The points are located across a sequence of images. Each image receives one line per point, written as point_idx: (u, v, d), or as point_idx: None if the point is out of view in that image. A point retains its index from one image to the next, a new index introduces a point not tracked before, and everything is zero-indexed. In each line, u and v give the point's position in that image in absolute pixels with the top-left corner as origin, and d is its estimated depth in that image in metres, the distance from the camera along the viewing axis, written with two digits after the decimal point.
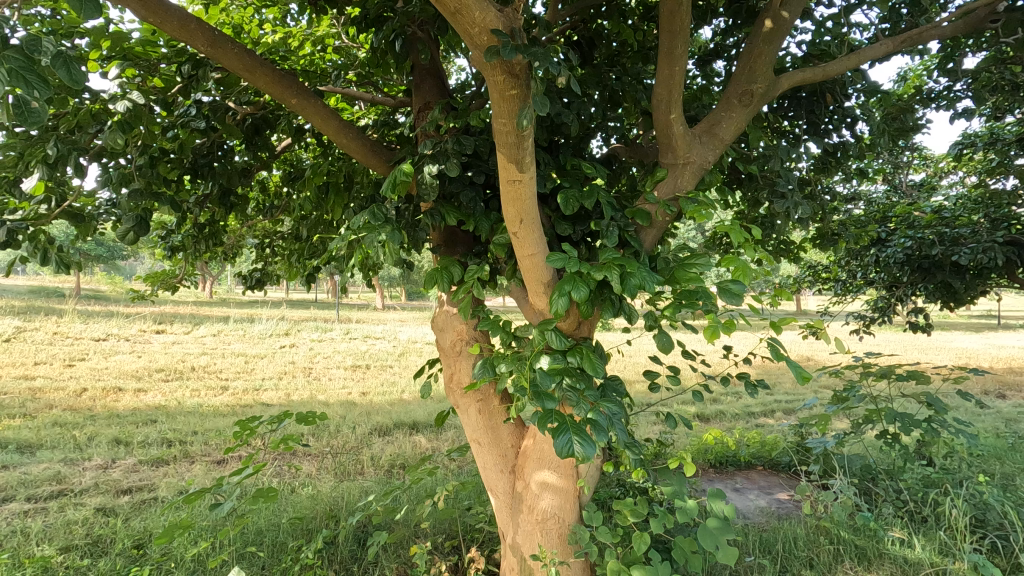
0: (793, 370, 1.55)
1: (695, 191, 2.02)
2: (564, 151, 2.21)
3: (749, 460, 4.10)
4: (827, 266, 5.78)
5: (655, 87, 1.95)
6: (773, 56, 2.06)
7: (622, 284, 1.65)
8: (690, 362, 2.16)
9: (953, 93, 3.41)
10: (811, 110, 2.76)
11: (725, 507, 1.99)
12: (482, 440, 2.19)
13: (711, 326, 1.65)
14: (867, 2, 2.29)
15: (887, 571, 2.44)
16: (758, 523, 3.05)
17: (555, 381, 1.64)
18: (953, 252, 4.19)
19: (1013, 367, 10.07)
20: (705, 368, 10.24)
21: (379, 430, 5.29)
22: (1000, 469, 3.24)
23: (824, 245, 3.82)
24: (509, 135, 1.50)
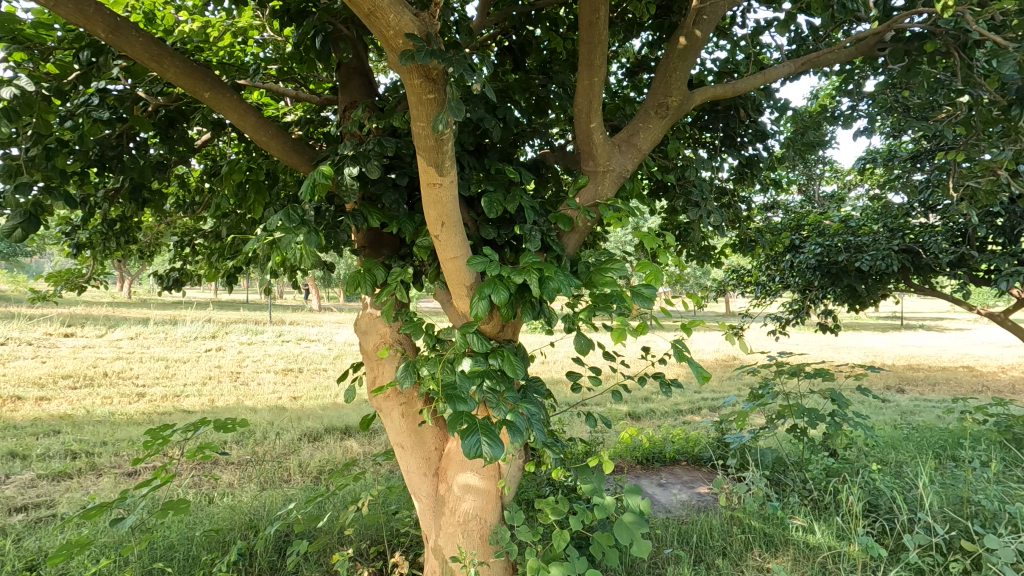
0: (695, 369, 1.62)
1: (615, 198, 2.09)
2: (490, 156, 2.24)
3: (673, 456, 4.27)
4: (749, 270, 6.12)
5: (576, 96, 2.01)
6: (687, 71, 2.16)
7: (541, 287, 1.68)
8: (610, 363, 2.23)
9: (856, 112, 3.71)
10: (728, 123, 2.94)
11: (641, 503, 2.07)
12: (405, 443, 2.18)
13: (619, 328, 1.73)
14: (773, 25, 2.45)
15: (791, 556, 2.62)
16: (678, 516, 3.19)
17: (475, 384, 1.66)
18: (857, 259, 4.55)
19: (913, 365, 10.98)
20: (626, 368, 10.96)
21: (308, 435, 5.12)
22: (892, 457, 3.55)
23: (743, 250, 4.04)
24: (428, 139, 1.52)
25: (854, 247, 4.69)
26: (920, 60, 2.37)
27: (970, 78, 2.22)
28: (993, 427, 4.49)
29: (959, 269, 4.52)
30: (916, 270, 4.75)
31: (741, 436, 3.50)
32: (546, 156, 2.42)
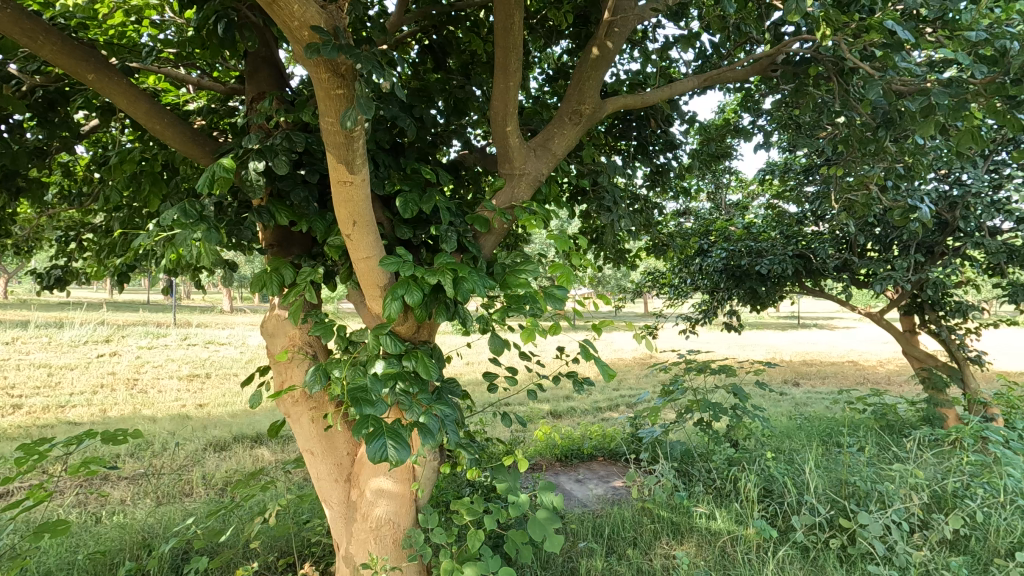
0: (601, 367, 1.68)
1: (531, 201, 2.14)
2: (407, 155, 2.21)
3: (591, 453, 4.41)
4: (663, 272, 6.43)
5: (492, 98, 2.03)
6: (599, 80, 2.24)
7: (455, 288, 1.69)
8: (526, 363, 2.27)
9: (757, 127, 4.00)
10: (641, 132, 3.07)
11: (554, 499, 2.12)
12: (315, 449, 2.11)
13: (528, 329, 1.79)
14: (681, 41, 2.59)
15: (695, 542, 2.78)
16: (593, 510, 3.30)
17: (386, 386, 1.63)
18: (757, 263, 4.92)
19: (808, 360, 11.97)
20: (541, 368, 11.21)
21: (214, 444, 4.81)
22: (785, 446, 3.87)
23: (656, 254, 4.25)
24: (337, 135, 1.48)
25: (755, 252, 5.05)
26: (806, 83, 2.60)
27: (847, 102, 2.47)
28: (869, 415, 5.01)
29: (844, 273, 4.99)
30: (808, 274, 5.19)
31: (653, 431, 3.67)
32: (465, 157, 2.43)
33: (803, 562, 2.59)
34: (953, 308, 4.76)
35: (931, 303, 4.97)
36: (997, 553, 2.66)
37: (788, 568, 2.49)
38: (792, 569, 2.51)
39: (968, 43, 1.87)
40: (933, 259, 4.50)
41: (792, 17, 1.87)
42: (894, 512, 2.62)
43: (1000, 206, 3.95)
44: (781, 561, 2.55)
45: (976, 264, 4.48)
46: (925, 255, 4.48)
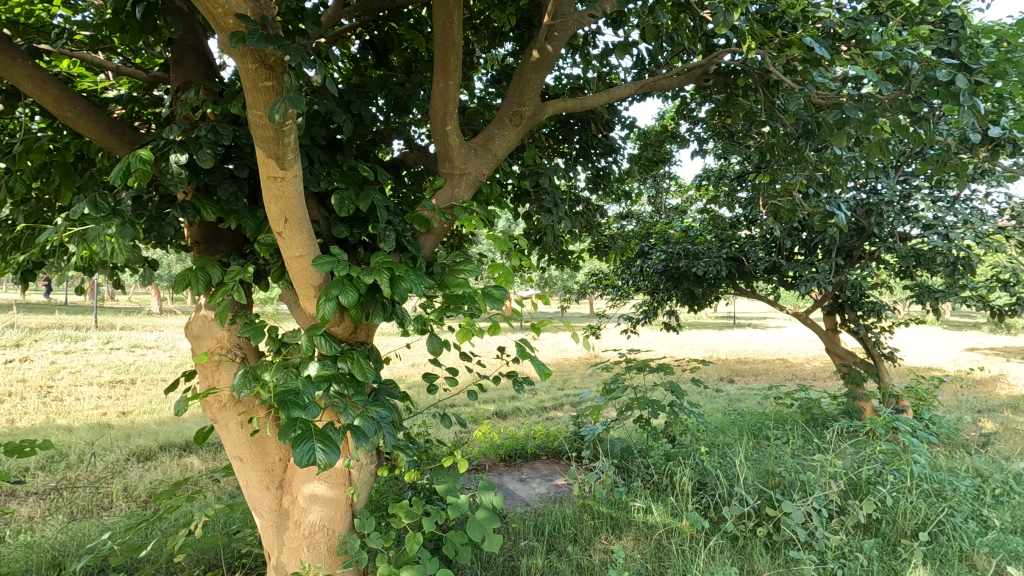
0: (537, 366, 1.70)
1: (471, 201, 2.14)
2: (345, 152, 2.16)
3: (534, 452, 4.45)
4: (606, 274, 6.57)
5: (431, 97, 2.02)
6: (540, 83, 2.26)
7: (392, 287, 1.65)
8: (467, 363, 2.26)
9: (694, 134, 4.15)
10: (582, 136, 3.13)
11: (494, 498, 2.13)
12: (245, 456, 2.02)
13: (465, 328, 1.78)
14: (621, 48, 2.65)
15: (632, 536, 2.86)
16: (535, 508, 3.34)
17: (320, 389, 1.59)
18: (694, 265, 5.11)
19: (742, 358, 12.55)
20: (482, 368, 11.52)
21: (138, 454, 4.52)
22: (718, 440, 4.03)
23: (598, 255, 4.33)
24: (267, 128, 1.43)
25: (692, 254, 5.25)
26: (736, 93, 2.73)
27: (772, 113, 2.61)
28: (795, 410, 5.31)
29: (773, 275, 5.26)
30: (741, 276, 5.44)
31: (595, 429, 3.73)
32: (406, 156, 2.39)
33: (732, 550, 2.71)
34: (869, 308, 5.11)
35: (850, 304, 5.31)
36: (904, 534, 2.88)
37: (718, 557, 2.61)
38: (723, 558, 2.62)
39: (876, 62, 2.01)
40: (852, 262, 4.81)
41: (720, 30, 2.01)
42: (814, 500, 2.79)
43: (910, 214, 4.27)
44: (712, 551, 2.66)
45: (889, 267, 4.83)
46: (845, 258, 4.79)
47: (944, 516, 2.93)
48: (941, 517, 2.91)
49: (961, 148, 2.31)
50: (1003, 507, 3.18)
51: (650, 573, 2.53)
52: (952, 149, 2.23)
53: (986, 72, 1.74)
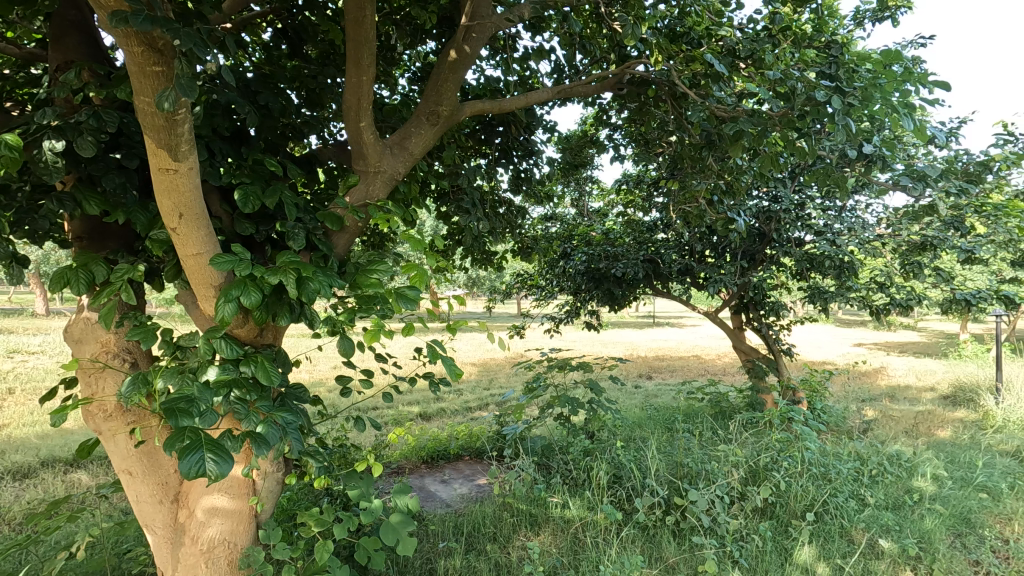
0: (448, 367, 1.69)
1: (386, 200, 2.09)
2: (252, 145, 2.05)
3: (457, 452, 4.44)
4: (530, 274, 6.65)
5: (344, 92, 1.96)
6: (457, 83, 2.24)
7: (298, 288, 1.59)
8: (382, 365, 2.21)
9: (614, 140, 4.30)
10: (503, 138, 3.17)
11: (409, 501, 2.10)
12: (134, 470, 1.89)
13: (374, 329, 1.74)
14: (540, 52, 2.70)
15: (550, 531, 2.91)
16: (456, 509, 3.33)
17: (218, 395, 1.50)
18: (613, 266, 5.29)
19: (660, 356, 13.16)
20: (397, 368, 11.58)
21: (13, 472, 4.05)
22: (634, 435, 4.20)
23: (521, 256, 4.38)
24: (157, 116, 1.33)
25: (611, 256, 5.43)
26: (648, 103, 2.85)
27: (680, 123, 2.75)
28: (705, 404, 5.64)
29: (686, 277, 5.54)
30: (657, 277, 5.69)
31: (516, 427, 3.77)
32: (319, 150, 2.30)
33: (643, 540, 2.84)
34: (770, 307, 5.51)
35: (754, 304, 5.70)
36: (794, 515, 3.13)
37: (629, 547, 2.73)
38: (633, 548, 2.74)
39: (770, 80, 2.16)
40: (755, 264, 5.16)
41: (628, 42, 2.14)
42: (718, 488, 2.96)
43: (804, 221, 4.64)
44: (624, 541, 2.78)
45: (787, 270, 5.23)
46: (749, 261, 5.13)
47: (828, 497, 3.21)
48: (826, 497, 3.19)
49: (842, 163, 2.54)
50: (878, 486, 3.54)
51: (566, 567, 2.60)
52: (834, 163, 2.46)
53: (858, 96, 1.94)
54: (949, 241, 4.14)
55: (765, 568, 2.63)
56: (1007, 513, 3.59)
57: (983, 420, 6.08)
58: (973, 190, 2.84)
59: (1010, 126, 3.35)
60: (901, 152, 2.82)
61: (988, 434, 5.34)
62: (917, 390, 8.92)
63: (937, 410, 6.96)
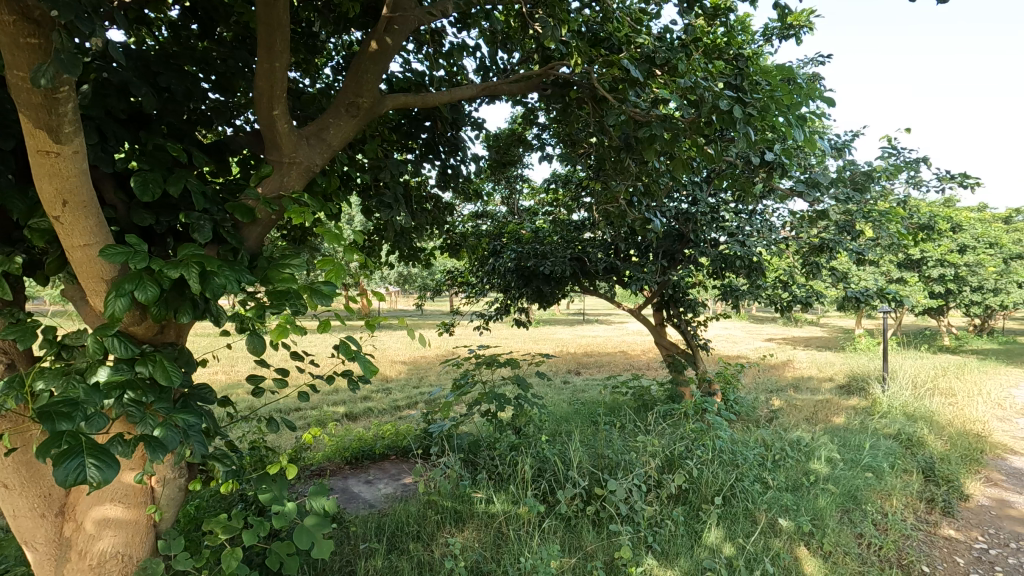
0: (362, 364, 1.65)
1: (302, 192, 2.02)
2: (152, 129, 1.91)
3: (383, 452, 4.36)
4: (460, 272, 6.63)
5: (255, 78, 1.88)
6: (378, 75, 2.19)
7: (201, 283, 1.49)
8: (298, 362, 2.13)
9: (542, 139, 4.37)
10: (429, 133, 3.15)
11: (325, 503, 2.03)
12: (10, 482, 1.72)
13: (281, 326, 1.62)
14: (464, 48, 2.70)
15: (473, 526, 2.93)
16: (379, 509, 3.27)
17: (108, 397, 1.38)
18: (542, 264, 5.37)
19: (588, 352, 13.50)
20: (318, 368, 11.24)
21: None
22: (559, 430, 4.29)
23: (449, 253, 4.36)
24: (34, 94, 1.22)
25: (539, 254, 5.51)
26: (571, 105, 2.92)
27: (601, 126, 2.84)
28: (628, 397, 5.87)
29: (612, 275, 5.73)
30: (584, 275, 5.83)
31: (443, 425, 3.75)
32: (231, 138, 2.19)
33: (564, 530, 2.92)
34: (688, 305, 5.80)
35: (674, 301, 5.98)
36: (705, 500, 3.32)
37: (550, 537, 2.80)
38: (554, 538, 2.82)
39: (682, 87, 2.28)
40: (675, 264, 5.41)
41: (548, 43, 2.22)
42: (635, 477, 3.09)
43: (718, 223, 4.92)
44: (545, 532, 2.85)
45: (704, 269, 5.52)
46: (669, 261, 5.37)
47: (735, 481, 3.43)
48: (733, 482, 3.41)
49: (748, 169, 2.72)
50: (779, 469, 3.81)
51: (488, 561, 2.62)
52: (740, 169, 2.62)
53: (756, 106, 2.09)
54: (843, 243, 4.53)
55: (676, 551, 2.78)
56: (888, 489, 3.98)
57: (871, 406, 6.70)
58: (860, 197, 3.12)
59: (892, 140, 3.71)
60: (799, 162, 3.05)
61: (875, 419, 5.90)
62: (817, 380, 9.69)
63: (833, 398, 7.60)
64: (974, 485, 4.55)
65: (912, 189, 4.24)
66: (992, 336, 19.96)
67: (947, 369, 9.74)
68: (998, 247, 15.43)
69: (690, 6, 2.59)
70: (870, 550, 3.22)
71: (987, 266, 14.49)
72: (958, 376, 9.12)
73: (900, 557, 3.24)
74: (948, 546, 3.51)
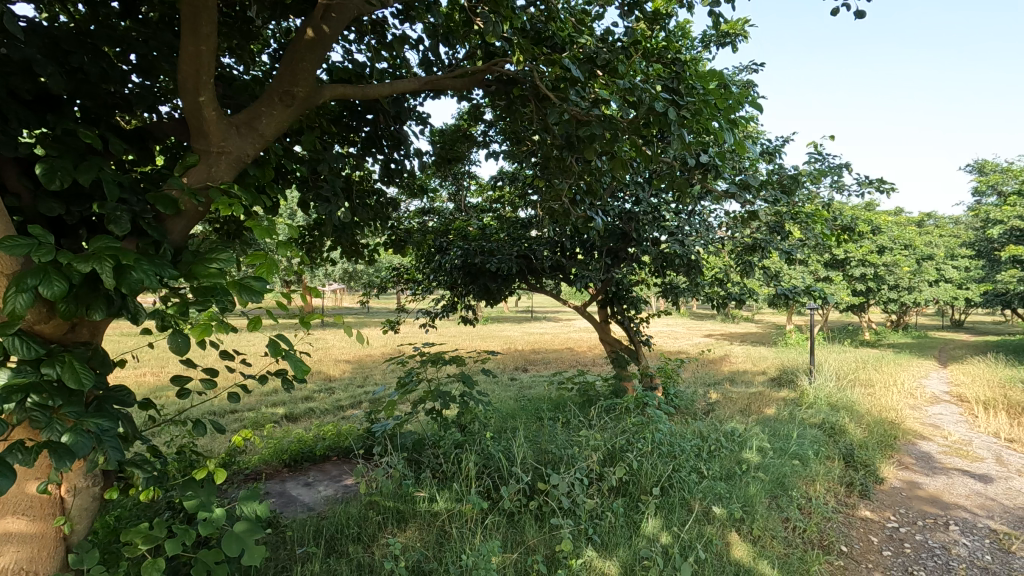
0: (293, 364, 1.59)
1: (231, 183, 1.92)
2: (62, 113, 1.77)
3: (323, 454, 4.23)
4: (406, 269, 6.52)
5: (179, 61, 1.77)
6: (315, 65, 2.10)
7: (117, 278, 1.39)
8: (228, 362, 2.03)
9: (488, 136, 4.35)
10: (370, 127, 3.08)
11: (257, 508, 1.93)
12: None
13: (205, 324, 1.53)
14: (406, 42, 2.65)
15: (415, 526, 2.89)
16: (319, 512, 3.18)
17: (8, 402, 1.27)
18: (488, 261, 5.36)
19: (535, 349, 13.61)
20: (255, 368, 10.80)
21: None
22: (504, 426, 4.29)
23: (393, 249, 4.27)
24: None
25: (486, 251, 5.50)
26: (515, 103, 2.93)
27: (545, 125, 2.86)
28: (574, 393, 5.96)
29: (558, 273, 5.79)
30: (530, 272, 5.87)
31: (386, 424, 3.68)
32: (154, 125, 2.06)
33: (506, 526, 2.94)
34: (631, 302, 5.94)
35: (618, 298, 6.12)
36: (644, 491, 3.41)
37: (492, 534, 2.80)
38: (496, 534, 2.83)
39: (623, 89, 2.32)
40: (618, 262, 5.53)
41: (490, 39, 2.22)
42: (577, 471, 3.14)
43: (659, 223, 5.06)
44: (488, 528, 2.85)
45: (646, 268, 5.66)
46: (613, 259, 5.48)
47: (672, 472, 3.54)
48: (671, 473, 3.52)
49: (685, 170, 2.81)
50: (714, 459, 3.97)
51: (429, 560, 2.59)
52: (677, 169, 2.71)
53: (691, 109, 2.16)
54: (774, 244, 4.76)
55: (615, 542, 2.85)
56: (812, 475, 4.23)
57: (799, 397, 7.09)
58: (787, 199, 3.29)
59: (818, 147, 3.93)
60: (732, 165, 3.18)
61: (803, 409, 6.25)
62: (752, 374, 10.18)
63: (765, 391, 7.99)
64: (887, 469, 4.90)
65: (835, 193, 4.51)
66: (907, 331, 21.55)
67: (867, 362, 10.44)
68: (912, 248, 16.67)
69: (631, 9, 2.64)
70: (795, 533, 3.41)
71: (903, 266, 15.62)
72: (876, 368, 9.78)
73: (822, 538, 3.46)
74: (864, 525, 3.77)
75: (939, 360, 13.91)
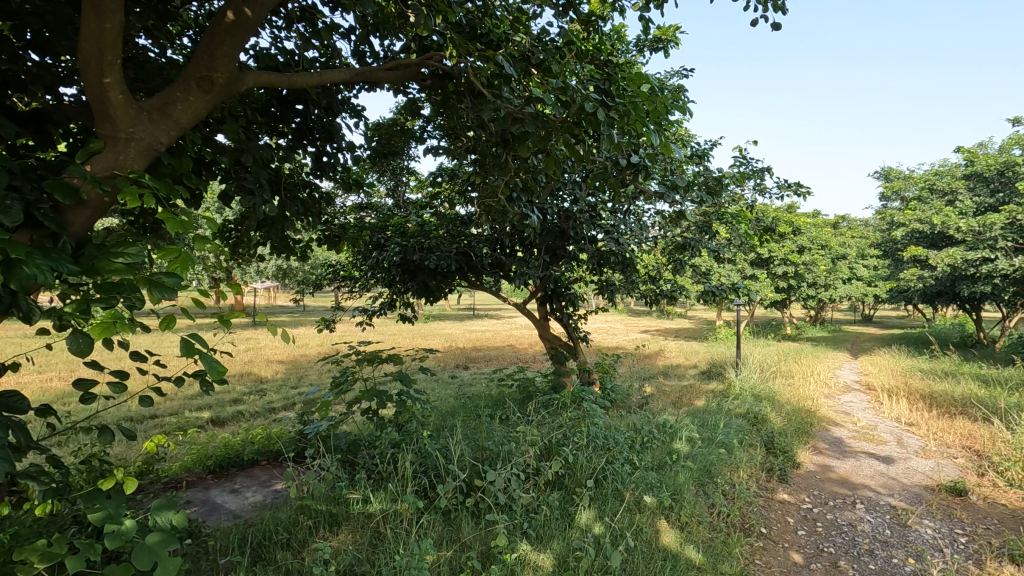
0: (208, 365, 1.50)
1: (142, 172, 1.79)
2: None
3: (251, 458, 4.04)
4: (342, 266, 6.33)
5: (80, 39, 1.64)
6: (236, 49, 2.00)
7: (4, 273, 1.26)
8: (140, 364, 1.89)
9: (425, 132, 4.29)
10: (299, 118, 2.96)
11: (171, 518, 1.80)
12: None
13: (108, 322, 1.41)
14: (336, 31, 2.57)
15: (349, 529, 2.82)
16: (246, 518, 3.04)
17: None
18: (426, 258, 5.29)
19: (476, 347, 13.59)
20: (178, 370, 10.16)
21: None
22: (442, 425, 4.25)
23: (326, 245, 4.12)
24: None
25: (424, 248, 5.42)
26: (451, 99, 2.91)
27: (481, 122, 2.85)
28: (513, 389, 6.00)
29: (497, 270, 5.79)
30: (470, 269, 5.84)
31: (318, 426, 3.57)
32: (55, 107, 1.90)
33: (441, 524, 2.92)
34: (569, 298, 6.03)
35: (556, 295, 6.20)
36: (579, 483, 3.48)
37: (427, 532, 2.78)
38: (432, 532, 2.81)
39: (555, 88, 2.36)
40: (556, 260, 5.59)
41: (422, 31, 2.18)
42: (513, 466, 3.16)
43: (596, 221, 5.17)
44: (423, 527, 2.82)
45: (583, 265, 5.76)
46: (552, 257, 5.54)
47: (606, 465, 3.63)
48: (604, 465, 3.61)
49: (616, 170, 2.88)
50: (646, 450, 4.11)
51: (361, 563, 2.54)
52: (609, 169, 2.77)
53: (619, 110, 2.22)
54: (702, 243, 4.96)
55: (549, 534, 2.90)
56: (736, 463, 4.45)
57: (726, 389, 7.44)
58: (713, 200, 3.44)
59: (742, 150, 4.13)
60: (662, 165, 3.29)
61: (729, 400, 6.57)
62: (684, 368, 10.60)
63: (696, 384, 8.34)
64: (804, 454, 5.24)
65: (758, 195, 4.76)
66: (824, 326, 23.12)
67: (788, 355, 11.11)
68: (828, 249, 17.87)
69: (564, 10, 2.68)
70: (719, 517, 3.59)
71: (820, 265, 16.72)
72: (796, 360, 10.42)
73: (743, 521, 3.65)
74: (781, 508, 4.02)
75: (851, 352, 15.02)
